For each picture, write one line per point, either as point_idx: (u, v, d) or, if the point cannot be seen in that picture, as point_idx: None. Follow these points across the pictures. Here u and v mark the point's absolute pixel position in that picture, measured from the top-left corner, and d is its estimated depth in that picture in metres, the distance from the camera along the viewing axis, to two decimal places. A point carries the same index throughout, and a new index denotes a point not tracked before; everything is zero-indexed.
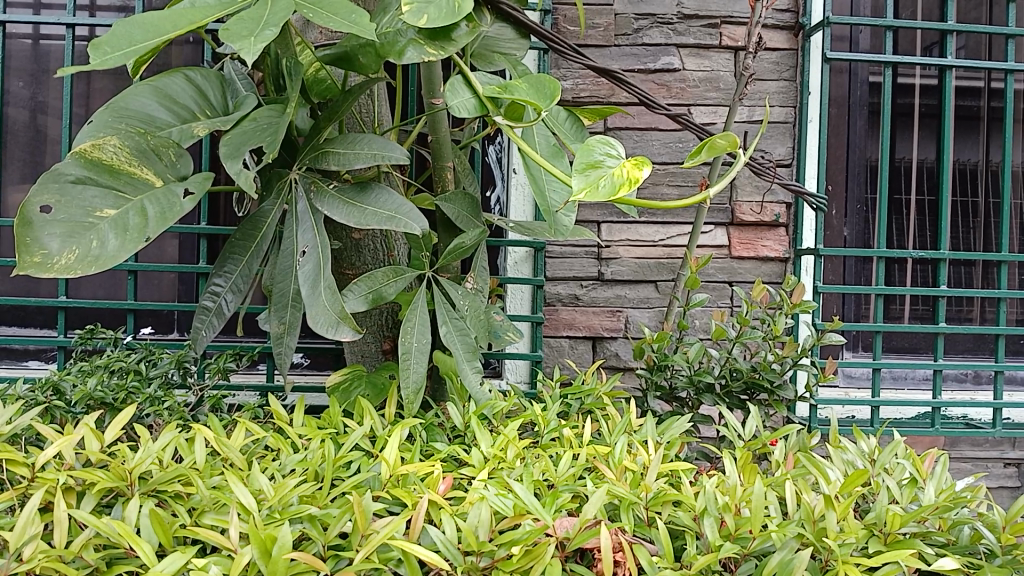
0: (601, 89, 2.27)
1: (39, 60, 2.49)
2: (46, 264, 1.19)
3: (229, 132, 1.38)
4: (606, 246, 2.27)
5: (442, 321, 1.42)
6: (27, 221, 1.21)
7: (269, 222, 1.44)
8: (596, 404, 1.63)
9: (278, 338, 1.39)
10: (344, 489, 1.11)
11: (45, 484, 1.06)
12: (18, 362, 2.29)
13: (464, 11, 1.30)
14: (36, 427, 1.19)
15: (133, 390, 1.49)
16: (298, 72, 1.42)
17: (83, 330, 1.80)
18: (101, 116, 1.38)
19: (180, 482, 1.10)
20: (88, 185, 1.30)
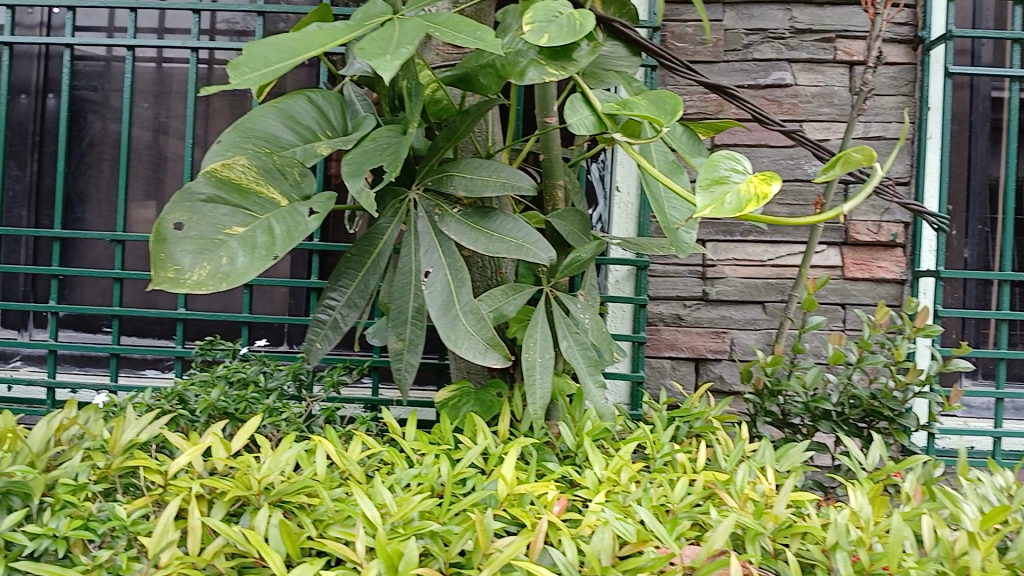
0: (710, 106, 2.23)
1: (161, 82, 2.61)
2: (179, 279, 1.27)
3: (351, 152, 1.44)
4: (712, 265, 2.22)
5: (562, 334, 1.39)
6: (162, 237, 1.30)
7: (384, 239, 1.49)
8: (706, 428, 1.59)
9: (398, 354, 1.43)
10: (465, 506, 1.11)
11: (178, 491, 1.09)
12: (137, 371, 2.39)
13: (586, 28, 1.31)
14: (166, 434, 1.23)
15: (253, 400, 1.53)
16: (418, 93, 1.46)
17: (203, 341, 1.87)
18: (228, 137, 1.45)
19: (306, 494, 1.12)
20: (218, 204, 1.38)
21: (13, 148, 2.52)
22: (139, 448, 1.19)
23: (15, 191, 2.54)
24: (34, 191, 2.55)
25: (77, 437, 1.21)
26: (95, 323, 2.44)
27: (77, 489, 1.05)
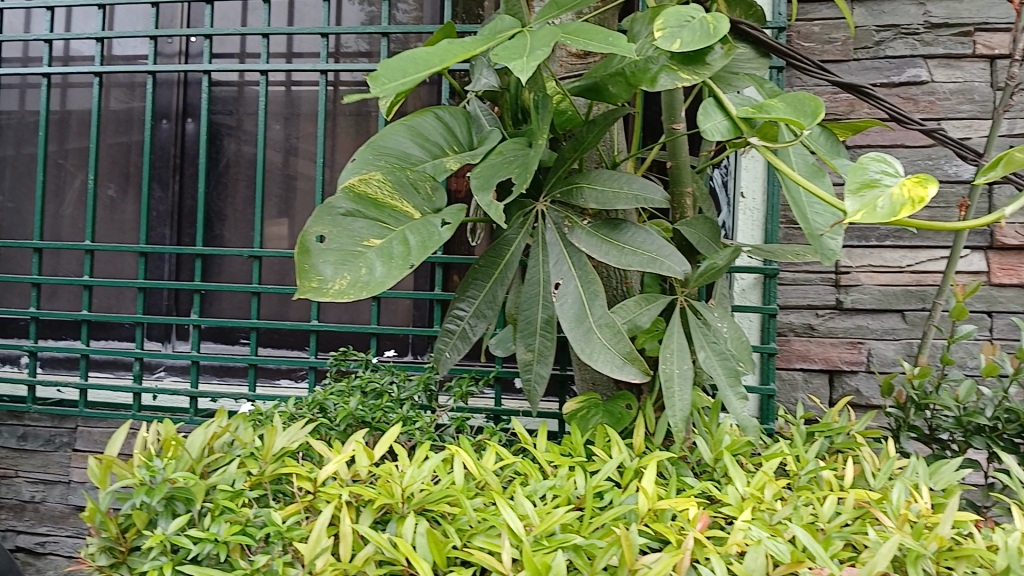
0: (840, 106, 2.15)
1: (291, 104, 2.73)
2: (322, 288, 1.37)
3: (479, 165, 1.47)
4: (845, 272, 2.13)
5: (699, 346, 1.38)
6: (307, 250, 1.41)
7: (513, 249, 1.49)
8: (848, 443, 1.52)
9: (528, 365, 1.43)
10: (608, 519, 1.10)
11: (328, 498, 1.12)
12: (273, 380, 2.50)
13: (720, 32, 1.28)
14: (311, 442, 1.27)
15: (388, 409, 1.57)
16: (546, 105, 1.45)
17: (338, 351, 1.93)
18: (363, 154, 1.58)
19: (447, 503, 1.14)
20: (356, 217, 1.47)
21: (158, 172, 2.68)
22: (289, 455, 1.23)
23: (159, 212, 2.69)
24: (176, 212, 2.70)
25: (229, 444, 1.26)
26: (233, 335, 2.57)
27: (235, 496, 1.08)
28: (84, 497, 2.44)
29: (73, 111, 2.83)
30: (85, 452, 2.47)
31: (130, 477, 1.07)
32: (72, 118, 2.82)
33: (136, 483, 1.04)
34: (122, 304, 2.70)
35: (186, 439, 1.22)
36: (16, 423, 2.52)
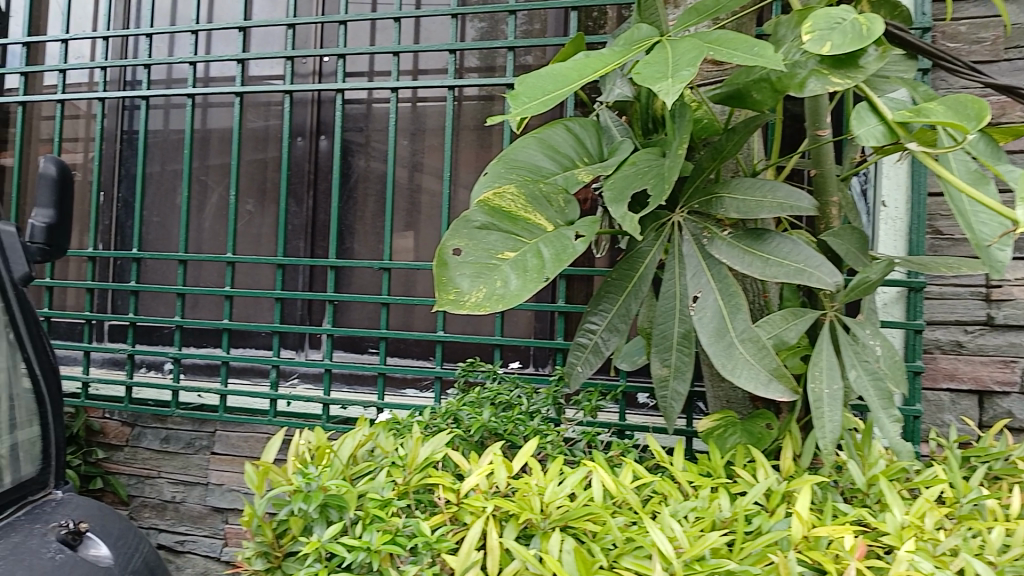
0: (990, 109, 2.02)
1: (417, 120, 2.97)
2: (460, 301, 1.41)
3: (612, 177, 1.47)
4: (997, 286, 2.00)
5: (850, 364, 1.32)
6: (444, 262, 1.46)
7: (646, 263, 1.46)
8: (1010, 470, 1.42)
9: (664, 382, 1.40)
10: (762, 543, 1.06)
11: (471, 510, 1.12)
12: (399, 389, 2.60)
13: (874, 33, 1.21)
14: (450, 454, 1.28)
15: (518, 421, 1.59)
16: (684, 114, 1.41)
17: (466, 362, 1.96)
18: (496, 168, 1.61)
19: (590, 520, 1.12)
20: (491, 231, 1.51)
21: (294, 187, 2.88)
22: (432, 465, 1.25)
23: (295, 225, 2.89)
24: (309, 226, 2.89)
25: (372, 454, 1.31)
26: (362, 345, 2.70)
27: (385, 504, 1.10)
28: (220, 498, 2.62)
29: (212, 129, 3.01)
30: (223, 455, 2.65)
31: (286, 484, 1.11)
32: (211, 137, 3.00)
33: (293, 490, 1.07)
34: (259, 313, 2.88)
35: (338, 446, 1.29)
36: (161, 426, 2.73)
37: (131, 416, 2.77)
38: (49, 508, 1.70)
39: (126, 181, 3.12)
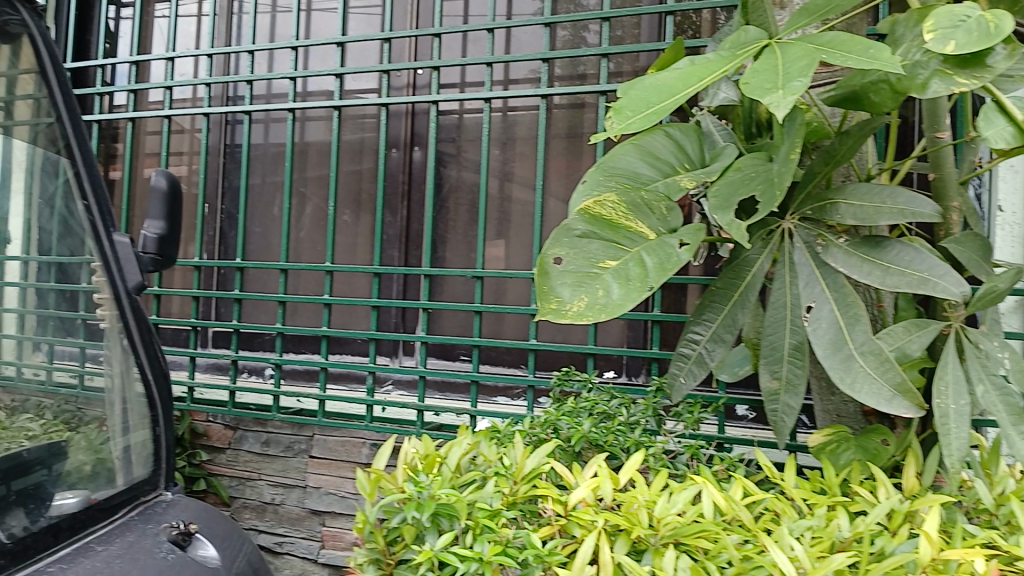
0: None
1: (508, 130, 3.05)
2: (562, 310, 1.39)
3: (717, 184, 1.45)
4: None
5: (978, 377, 1.25)
6: (545, 272, 1.45)
7: (754, 271, 1.43)
8: None
9: (775, 396, 1.37)
10: (887, 566, 1.02)
11: (580, 523, 1.11)
12: (491, 396, 2.65)
13: (1004, 31, 1.13)
14: (553, 465, 1.27)
15: (619, 433, 1.57)
16: (795, 118, 1.38)
17: (560, 371, 1.97)
18: (594, 176, 1.59)
19: (705, 538, 1.10)
20: (592, 239, 1.49)
21: (389, 198, 3.01)
22: (538, 475, 1.25)
23: (391, 234, 3.02)
24: (404, 235, 3.02)
25: (477, 463, 1.32)
26: (454, 352, 2.78)
27: (494, 514, 1.10)
28: (318, 500, 2.76)
29: (311, 143, 3.22)
30: (320, 458, 2.79)
31: (398, 492, 1.12)
32: (311, 150, 3.21)
33: (406, 497, 1.08)
34: (356, 320, 3.00)
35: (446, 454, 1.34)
36: (260, 430, 2.90)
37: (234, 420, 2.96)
38: (160, 509, 1.73)
39: (229, 195, 3.30)
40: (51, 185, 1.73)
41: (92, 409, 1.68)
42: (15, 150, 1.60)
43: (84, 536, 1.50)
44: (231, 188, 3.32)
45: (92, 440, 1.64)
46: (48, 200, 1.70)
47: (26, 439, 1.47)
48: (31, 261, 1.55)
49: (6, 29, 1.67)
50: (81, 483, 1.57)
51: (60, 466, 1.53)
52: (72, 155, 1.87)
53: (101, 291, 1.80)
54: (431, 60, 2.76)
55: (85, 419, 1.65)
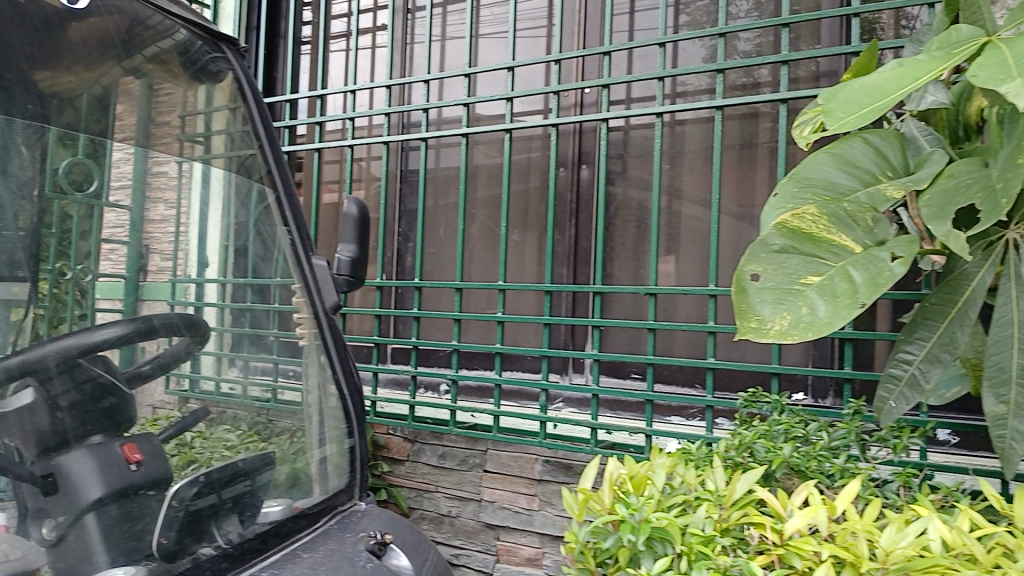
0: None
1: (676, 144, 3.05)
2: (762, 328, 1.36)
3: (928, 195, 1.39)
4: None
5: None
6: (742, 289, 1.42)
7: (974, 285, 1.43)
8: None
9: (1003, 419, 1.37)
10: None
11: (799, 552, 1.16)
12: (664, 417, 2.68)
13: None
14: (759, 492, 1.31)
15: (823, 459, 1.58)
16: (1018, 125, 1.33)
17: (748, 393, 2.02)
18: (787, 189, 1.54)
19: (937, 573, 1.10)
20: (791, 254, 1.45)
21: (557, 217, 3.09)
22: (750, 500, 1.32)
23: (560, 252, 3.11)
24: (572, 253, 3.09)
25: (682, 484, 1.40)
26: (625, 370, 2.82)
27: (707, 539, 1.19)
28: (493, 514, 2.84)
29: (480, 166, 3.40)
30: (495, 473, 2.89)
31: (610, 515, 1.25)
32: (480, 172, 3.39)
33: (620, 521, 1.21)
34: (527, 338, 3.06)
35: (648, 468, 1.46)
36: (437, 443, 3.05)
37: (412, 433, 3.13)
38: (356, 519, 1.77)
39: (404, 218, 3.58)
40: (246, 211, 1.83)
41: (284, 421, 1.75)
42: (212, 172, 1.74)
43: (291, 543, 1.56)
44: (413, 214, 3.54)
45: (285, 451, 1.70)
46: (242, 223, 1.79)
47: (227, 450, 1.56)
48: (227, 283, 1.69)
49: (208, 69, 1.86)
50: (283, 491, 1.64)
51: (267, 474, 1.62)
52: (274, 183, 2.02)
53: (300, 311, 1.92)
54: (602, 78, 2.88)
55: (276, 431, 1.71)
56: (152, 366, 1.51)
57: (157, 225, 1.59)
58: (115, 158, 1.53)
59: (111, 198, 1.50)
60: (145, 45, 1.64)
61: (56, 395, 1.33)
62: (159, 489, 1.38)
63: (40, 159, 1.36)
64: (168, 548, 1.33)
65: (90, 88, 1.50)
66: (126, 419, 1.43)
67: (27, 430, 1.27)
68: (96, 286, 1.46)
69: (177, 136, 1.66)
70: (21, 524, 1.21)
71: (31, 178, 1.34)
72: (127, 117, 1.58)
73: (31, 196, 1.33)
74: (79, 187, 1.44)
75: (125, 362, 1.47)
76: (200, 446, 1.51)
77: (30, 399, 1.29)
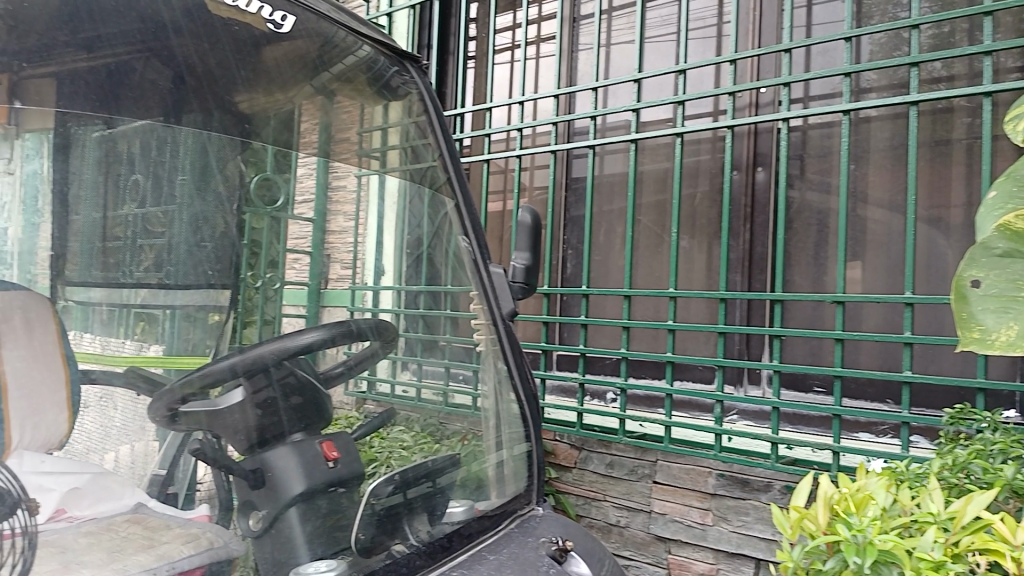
0: None
1: (861, 145, 2.91)
2: (985, 340, 1.36)
3: None
4: None
5: None
6: (962, 296, 1.42)
7: None
8: None
9: None
10: None
11: None
12: (851, 433, 2.63)
13: None
14: (992, 519, 1.37)
15: None
16: None
17: (955, 408, 1.99)
18: (1004, 188, 1.47)
19: None
20: (1014, 257, 1.39)
21: (731, 222, 3.02)
22: (981, 524, 1.39)
23: (734, 258, 3.03)
24: (747, 259, 3.00)
25: (906, 507, 1.50)
26: (807, 383, 2.73)
27: (937, 565, 1.28)
28: (664, 526, 2.80)
29: (647, 171, 3.36)
30: (665, 484, 2.84)
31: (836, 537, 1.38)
32: (648, 177, 3.35)
33: (848, 546, 1.33)
34: (698, 347, 2.98)
35: (864, 486, 1.57)
36: (605, 452, 3.02)
37: (579, 440, 3.12)
38: (534, 524, 1.71)
39: (571, 226, 3.59)
40: (424, 218, 1.88)
41: (454, 424, 1.72)
42: (388, 183, 1.80)
43: (476, 544, 1.55)
44: (579, 222, 3.55)
45: (460, 454, 1.67)
46: (417, 235, 1.84)
47: (404, 450, 1.58)
48: (402, 290, 1.75)
49: (393, 84, 1.92)
50: (465, 492, 1.62)
51: (452, 474, 1.62)
52: (454, 191, 2.05)
53: (478, 316, 1.92)
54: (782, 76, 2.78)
55: (446, 434, 1.68)
56: (345, 367, 1.60)
57: (338, 236, 1.62)
58: (300, 172, 1.63)
59: (296, 211, 1.56)
60: (335, 63, 1.73)
61: (263, 394, 1.43)
62: (349, 489, 1.43)
63: (236, 176, 1.51)
64: (365, 542, 1.36)
65: (277, 110, 1.62)
66: (320, 418, 1.51)
67: (236, 426, 1.37)
68: (285, 292, 1.53)
69: (356, 151, 1.72)
70: (223, 514, 1.29)
71: (229, 194, 1.47)
72: (310, 133, 1.67)
73: (234, 207, 1.47)
74: (267, 201, 1.52)
75: (322, 364, 1.56)
76: (378, 447, 1.55)
77: (240, 399, 1.39)
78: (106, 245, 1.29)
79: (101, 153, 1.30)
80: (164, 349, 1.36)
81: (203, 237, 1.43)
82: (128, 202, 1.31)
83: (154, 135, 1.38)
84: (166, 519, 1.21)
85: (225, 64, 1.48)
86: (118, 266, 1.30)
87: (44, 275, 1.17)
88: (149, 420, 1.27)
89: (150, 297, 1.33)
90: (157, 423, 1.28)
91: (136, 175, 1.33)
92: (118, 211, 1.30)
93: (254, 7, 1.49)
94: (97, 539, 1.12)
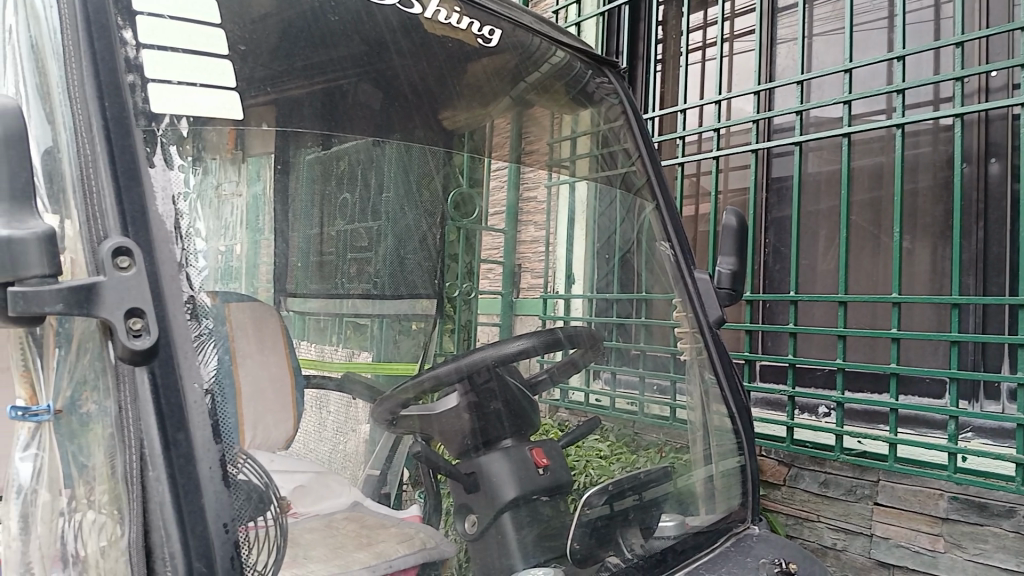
0: None
1: None
2: None
3: None
4: None
5: None
6: None
7: None
8: None
9: None
10: None
11: None
12: None
13: None
14: None
15: None
16: None
17: None
18: None
19: None
20: None
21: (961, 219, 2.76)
22: None
23: (966, 259, 2.76)
24: (981, 260, 2.73)
25: None
26: None
27: None
28: (888, 552, 2.61)
29: (860, 167, 3.13)
30: (888, 506, 2.63)
31: None
32: (861, 173, 3.12)
33: None
34: (925, 358, 2.73)
35: None
36: (818, 470, 2.83)
37: (789, 457, 2.94)
38: (751, 543, 1.56)
39: (773, 228, 3.41)
40: (614, 218, 1.74)
41: (651, 434, 1.61)
42: (579, 191, 1.72)
43: (692, 562, 1.44)
44: (782, 225, 3.38)
45: (661, 467, 1.55)
46: (609, 237, 1.71)
47: (602, 460, 1.49)
48: (596, 298, 1.63)
49: (588, 92, 1.83)
50: (677, 506, 1.52)
51: (666, 486, 1.52)
52: (653, 193, 1.85)
53: (682, 325, 1.73)
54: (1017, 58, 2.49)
55: (643, 445, 1.58)
56: (546, 374, 1.55)
57: (529, 246, 1.69)
58: (492, 185, 1.67)
59: (490, 224, 1.63)
60: (533, 72, 1.72)
61: (481, 401, 1.43)
62: (554, 497, 1.37)
63: (442, 192, 1.64)
64: (581, 553, 1.33)
65: (473, 126, 1.72)
66: (529, 425, 1.46)
67: (452, 431, 1.39)
68: (479, 303, 1.60)
69: (546, 161, 1.71)
70: (433, 514, 1.32)
71: (433, 205, 1.60)
72: (502, 145, 1.72)
73: (437, 221, 1.60)
74: (465, 213, 1.63)
75: (523, 372, 1.51)
76: (576, 457, 1.46)
77: (454, 403, 1.41)
78: (322, 256, 1.34)
79: (314, 174, 1.39)
80: (373, 356, 1.45)
81: (411, 247, 1.58)
82: (338, 219, 1.39)
83: (365, 152, 1.54)
84: (382, 518, 1.26)
85: (443, 80, 1.61)
86: (333, 279, 1.36)
87: (266, 286, 1.18)
88: (364, 420, 1.37)
89: (361, 305, 1.42)
90: (375, 422, 1.39)
91: (344, 194, 1.42)
92: (331, 227, 1.37)
93: (466, 23, 1.53)
94: (320, 535, 1.16)
